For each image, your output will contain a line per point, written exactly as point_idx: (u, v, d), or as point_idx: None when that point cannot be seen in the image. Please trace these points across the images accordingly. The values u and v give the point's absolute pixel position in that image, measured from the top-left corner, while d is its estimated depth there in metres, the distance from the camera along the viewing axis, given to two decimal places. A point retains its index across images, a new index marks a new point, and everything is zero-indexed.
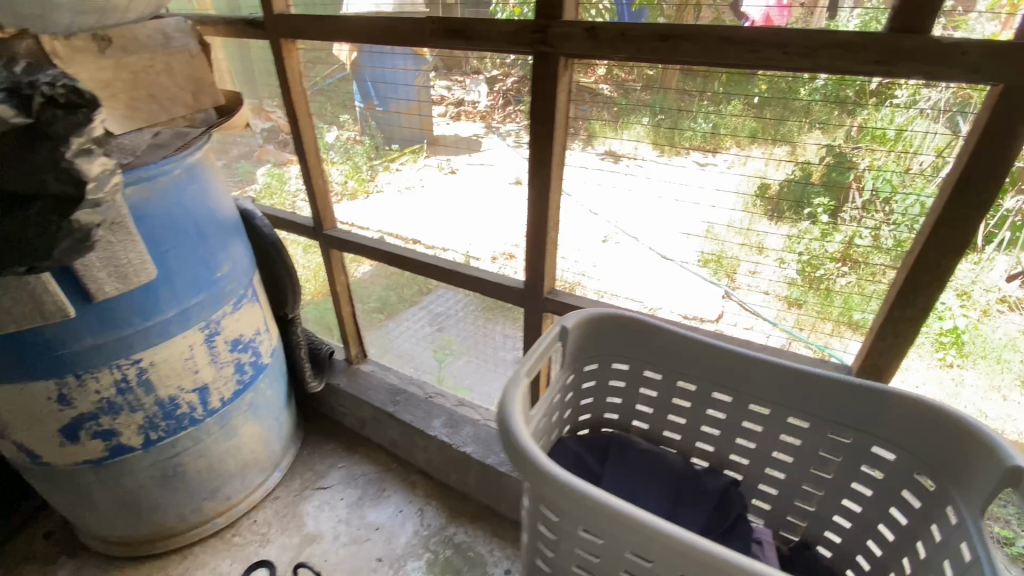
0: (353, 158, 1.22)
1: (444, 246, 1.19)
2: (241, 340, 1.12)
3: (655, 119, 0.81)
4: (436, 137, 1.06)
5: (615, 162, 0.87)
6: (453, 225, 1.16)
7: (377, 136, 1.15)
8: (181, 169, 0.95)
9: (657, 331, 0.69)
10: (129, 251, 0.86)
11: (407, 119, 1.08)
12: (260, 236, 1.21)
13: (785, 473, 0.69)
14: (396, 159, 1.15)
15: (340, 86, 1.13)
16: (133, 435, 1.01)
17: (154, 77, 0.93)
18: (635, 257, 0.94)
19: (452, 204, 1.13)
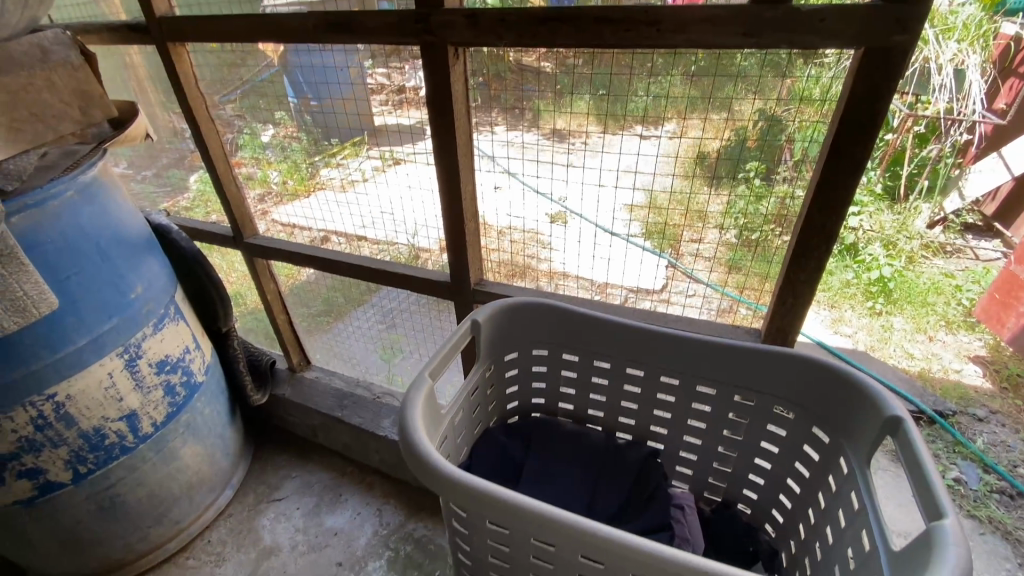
0: (290, 157, 1.18)
1: (392, 240, 1.18)
2: (169, 360, 1.07)
3: (597, 95, 0.80)
4: (378, 128, 1.02)
5: (561, 140, 0.86)
6: (395, 219, 1.15)
7: (315, 131, 1.11)
8: (74, 189, 0.89)
9: (568, 314, 0.70)
10: (22, 282, 0.79)
11: (346, 112, 1.04)
12: (177, 249, 1.16)
13: (701, 439, 0.72)
14: (337, 153, 1.11)
15: (273, 82, 1.09)
16: (60, 471, 0.96)
17: (38, 96, 0.86)
18: (584, 235, 0.94)
19: (395, 197, 1.11)
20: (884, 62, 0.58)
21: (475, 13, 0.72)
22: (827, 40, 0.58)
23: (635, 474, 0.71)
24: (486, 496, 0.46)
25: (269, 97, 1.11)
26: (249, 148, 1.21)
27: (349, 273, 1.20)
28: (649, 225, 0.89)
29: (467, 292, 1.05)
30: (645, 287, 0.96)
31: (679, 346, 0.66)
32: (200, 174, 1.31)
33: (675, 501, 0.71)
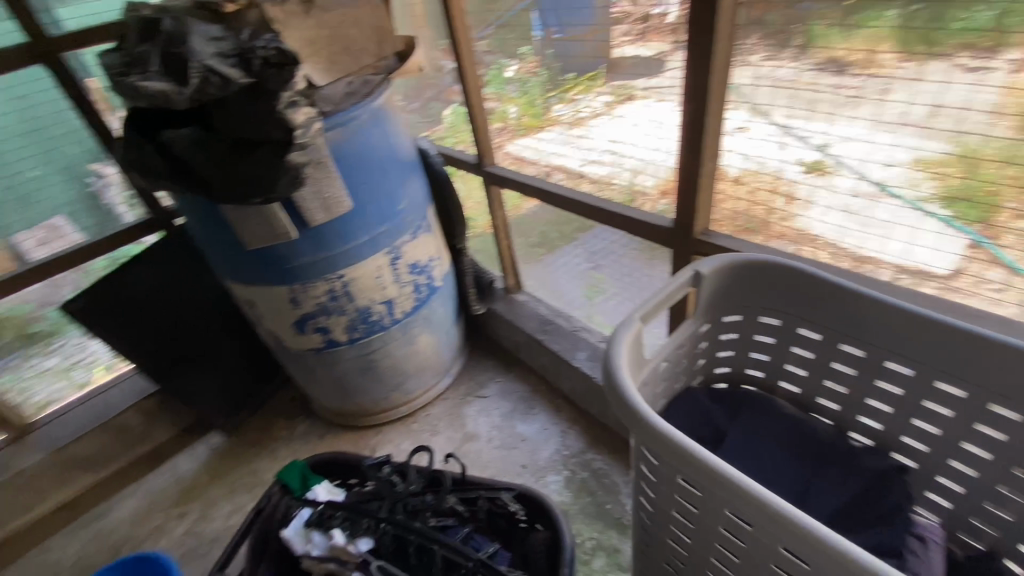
0: (528, 91, 1.24)
1: (611, 179, 1.15)
2: (419, 264, 1.28)
3: (909, 10, 0.61)
4: (615, 61, 0.98)
5: (839, 70, 0.70)
6: (618, 159, 1.11)
7: (554, 66, 1.13)
8: (367, 114, 1.09)
9: (820, 279, 0.59)
10: (330, 187, 1.04)
11: (586, 43, 1.02)
12: (433, 172, 1.36)
13: (978, 470, 0.56)
14: (571, 89, 1.12)
15: (522, 18, 1.14)
16: (341, 333, 1.25)
17: (347, 30, 1.05)
18: (842, 197, 0.78)
19: (621, 136, 1.07)
20: None
21: None
22: None
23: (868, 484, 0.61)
24: (687, 453, 0.44)
25: (519, 31, 1.16)
26: (494, 84, 1.31)
27: (568, 207, 1.24)
28: (951, 192, 0.67)
29: (689, 240, 0.98)
30: (925, 269, 0.74)
31: (975, 346, 0.51)
32: (455, 107, 1.46)
33: (914, 530, 0.58)
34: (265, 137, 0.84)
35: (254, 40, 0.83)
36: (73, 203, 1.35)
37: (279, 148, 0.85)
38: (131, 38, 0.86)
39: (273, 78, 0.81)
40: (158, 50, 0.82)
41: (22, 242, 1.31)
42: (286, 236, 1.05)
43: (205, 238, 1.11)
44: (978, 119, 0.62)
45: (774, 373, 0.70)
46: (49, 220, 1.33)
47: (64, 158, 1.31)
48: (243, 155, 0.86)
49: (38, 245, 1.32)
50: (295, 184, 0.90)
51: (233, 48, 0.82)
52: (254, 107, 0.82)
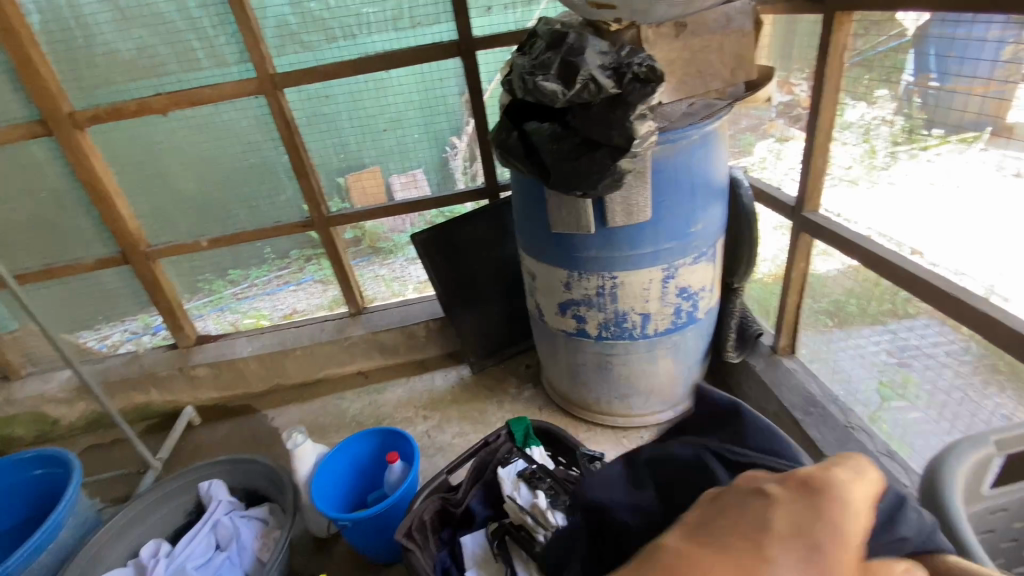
0: (873, 139, 1.16)
1: (960, 269, 1.02)
2: (688, 290, 1.27)
3: None
4: (1012, 124, 0.87)
5: None
6: (968, 241, 0.99)
7: (918, 116, 1.05)
8: (698, 135, 1.11)
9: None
10: (640, 195, 1.11)
11: (973, 96, 0.93)
12: (738, 204, 1.33)
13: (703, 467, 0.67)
14: (933, 146, 1.03)
15: (895, 54, 1.07)
16: (593, 327, 1.33)
17: (706, 55, 1.09)
18: None
19: (996, 210, 0.93)
20: None
21: None
22: None
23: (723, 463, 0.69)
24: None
25: (885, 69, 1.10)
26: (837, 127, 1.25)
27: (904, 284, 1.08)
28: None
29: None
30: None
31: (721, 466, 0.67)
32: (771, 141, 1.48)
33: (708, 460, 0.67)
34: (608, 140, 0.96)
35: (631, 56, 0.95)
36: (433, 164, 1.80)
37: (614, 153, 0.97)
38: (539, 46, 1.02)
39: (635, 91, 0.93)
40: (558, 56, 0.97)
41: (396, 182, 1.82)
42: (585, 228, 1.16)
43: (521, 209, 1.30)
44: None
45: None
46: (415, 170, 1.80)
47: (447, 126, 1.73)
48: (584, 154, 0.99)
49: (403, 187, 1.83)
50: (615, 186, 0.99)
51: (612, 63, 0.95)
52: (608, 114, 0.95)
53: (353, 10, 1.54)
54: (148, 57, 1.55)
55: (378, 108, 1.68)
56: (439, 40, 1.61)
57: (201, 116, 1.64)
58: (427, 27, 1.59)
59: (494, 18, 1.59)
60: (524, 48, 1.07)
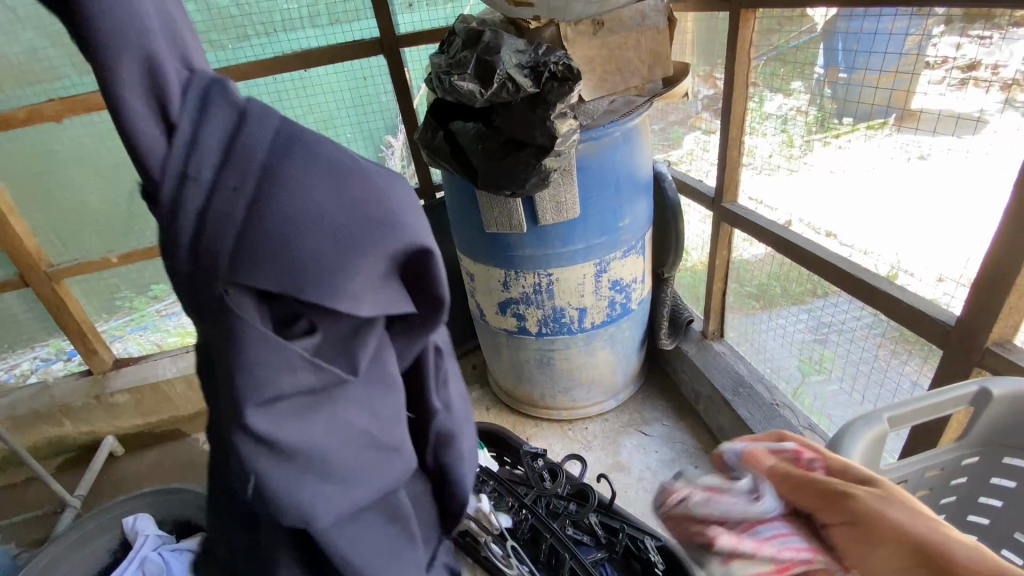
0: (789, 130, 1.23)
1: (866, 249, 1.10)
2: (621, 282, 1.30)
3: None
4: (912, 112, 0.94)
5: None
6: (873, 223, 1.07)
7: (829, 105, 1.12)
8: (621, 132, 1.14)
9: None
10: (568, 193, 1.12)
11: (879, 88, 0.99)
12: (664, 197, 1.38)
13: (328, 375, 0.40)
14: (843, 134, 1.10)
15: (802, 50, 1.14)
16: (533, 324, 1.33)
17: (624, 52, 1.11)
18: None
19: (899, 193, 1.01)
20: None
21: None
22: None
23: (382, 424, 0.44)
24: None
25: (794, 64, 1.17)
26: (753, 119, 1.32)
27: (817, 267, 1.15)
28: None
29: (974, 346, 0.86)
30: None
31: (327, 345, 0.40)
32: (697, 133, 1.54)
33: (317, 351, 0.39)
34: (531, 139, 0.96)
35: (548, 55, 0.95)
36: None
37: (539, 152, 0.96)
38: (456, 44, 1.01)
39: (554, 90, 0.93)
40: (474, 55, 0.96)
41: None
42: (516, 228, 1.16)
43: (453, 210, 1.29)
44: None
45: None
46: None
47: (381, 126, 1.69)
48: (509, 154, 0.99)
49: None
50: (542, 185, 0.99)
51: (530, 61, 0.95)
52: (530, 113, 0.94)
53: (269, 6, 1.47)
54: (36, 57, 1.41)
55: (302, 108, 1.61)
56: (362, 37, 1.56)
57: (104, 120, 1.51)
58: (349, 24, 1.53)
59: (418, 15, 1.56)
60: (442, 46, 1.05)
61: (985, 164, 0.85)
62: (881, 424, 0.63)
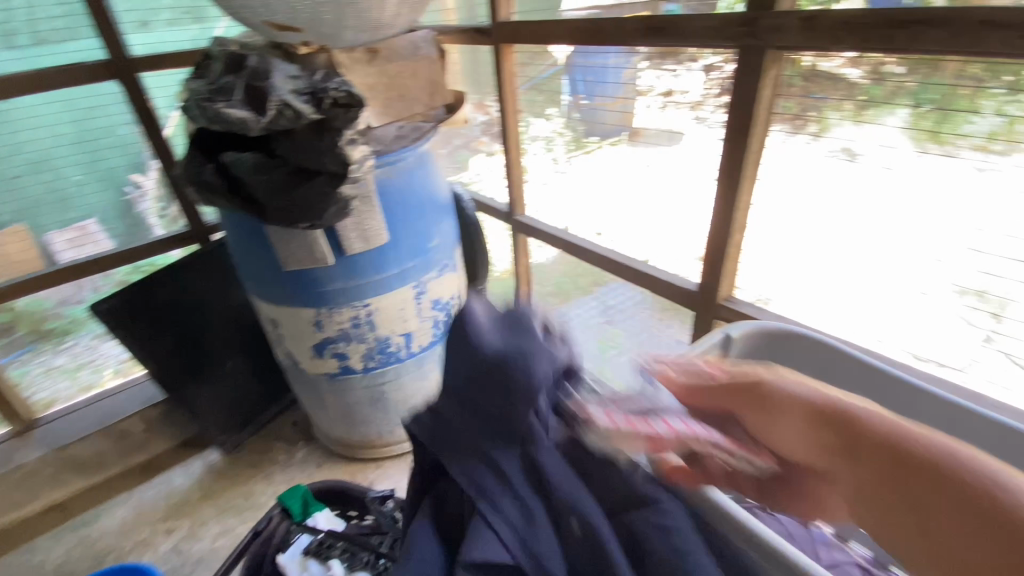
0: (554, 150, 1.42)
1: (627, 242, 1.32)
2: (440, 301, 1.31)
3: (917, 112, 0.75)
4: (638, 130, 1.18)
5: (850, 161, 0.84)
6: (630, 220, 1.30)
7: (579, 127, 1.32)
8: (415, 156, 1.15)
9: (853, 366, 0.67)
10: (371, 220, 1.09)
11: (613, 111, 1.21)
12: (465, 216, 1.45)
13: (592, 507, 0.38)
14: (593, 149, 1.31)
15: (551, 82, 1.32)
16: (357, 360, 1.27)
17: (403, 80, 1.13)
18: (852, 274, 0.91)
19: (640, 193, 1.24)
20: None
21: (814, 16, 0.74)
22: None
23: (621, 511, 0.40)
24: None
25: (547, 91, 1.35)
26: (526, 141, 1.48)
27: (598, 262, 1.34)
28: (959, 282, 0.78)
29: (713, 305, 1.09)
30: (944, 360, 0.84)
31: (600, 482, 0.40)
32: (481, 156, 1.66)
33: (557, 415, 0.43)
34: (321, 167, 0.89)
35: (326, 81, 0.91)
36: (109, 211, 1.43)
37: (334, 180, 0.91)
38: (217, 69, 0.92)
39: (338, 117, 0.88)
40: (241, 81, 0.89)
41: (55, 241, 1.39)
42: (322, 261, 1.09)
43: (244, 253, 1.16)
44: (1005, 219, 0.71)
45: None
46: (84, 222, 1.41)
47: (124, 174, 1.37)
48: (299, 185, 0.91)
49: (70, 246, 1.41)
50: (343, 214, 0.96)
51: (306, 87, 0.90)
52: (316, 140, 0.88)
53: None
54: None
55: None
56: (81, 60, 1.29)
57: None
58: (59, 44, 1.25)
59: (157, 36, 1.35)
60: (200, 72, 0.95)
61: (690, 166, 1.10)
62: None
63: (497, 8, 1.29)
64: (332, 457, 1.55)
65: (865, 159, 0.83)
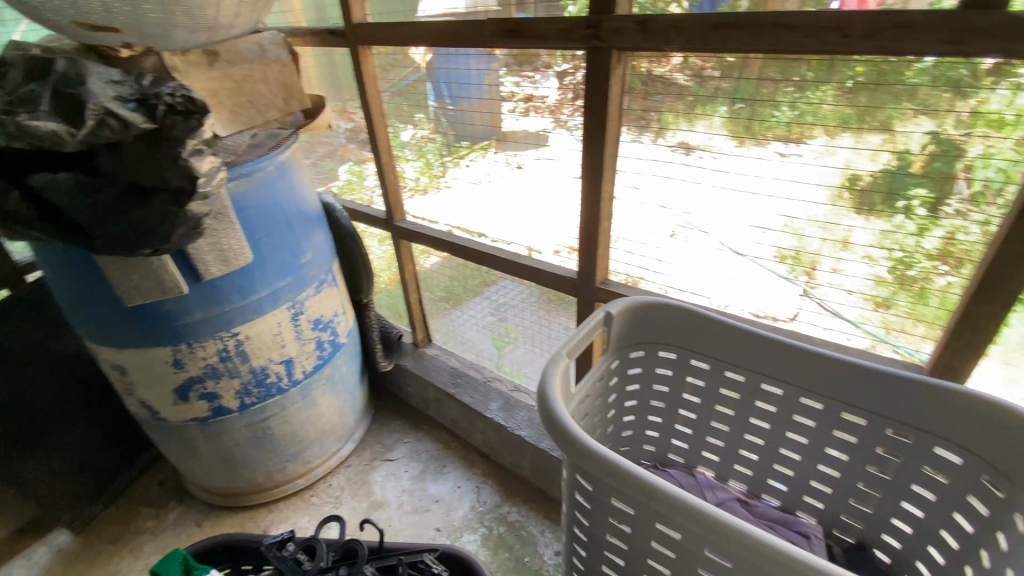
0: (425, 155, 1.41)
1: (509, 240, 1.36)
2: (321, 320, 1.23)
3: (734, 108, 0.87)
4: (506, 134, 1.21)
5: (687, 154, 0.95)
6: (509, 219, 1.33)
7: (448, 133, 1.32)
8: (273, 165, 1.07)
9: (711, 326, 0.77)
10: (230, 239, 0.98)
11: (478, 116, 1.23)
12: (340, 226, 1.37)
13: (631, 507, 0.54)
14: (465, 156, 1.32)
15: (415, 86, 1.31)
16: (231, 398, 1.14)
17: (252, 85, 1.03)
18: (704, 252, 1.02)
19: (515, 192, 1.28)
20: None
21: (647, 20, 0.83)
22: None
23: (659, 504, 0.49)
24: (759, 544, 0.44)
25: (413, 96, 1.33)
26: (396, 146, 1.45)
27: (482, 260, 1.36)
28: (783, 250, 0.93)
29: (593, 289, 1.16)
30: (777, 315, 0.99)
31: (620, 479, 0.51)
32: (350, 164, 1.59)
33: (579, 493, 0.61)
34: (162, 183, 0.79)
35: (158, 86, 0.79)
36: None
37: (178, 197, 0.81)
38: (13, 77, 0.77)
39: (177, 125, 0.77)
40: (48, 88, 0.75)
41: None
42: (174, 290, 0.96)
43: (74, 291, 0.99)
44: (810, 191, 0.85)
45: (671, 420, 0.88)
46: None
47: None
48: (135, 204, 0.79)
49: None
50: (193, 235, 0.85)
51: (134, 92, 0.77)
52: (152, 153, 0.77)
53: None
54: None
55: None
56: None
57: None
58: None
59: None
60: None
61: (557, 164, 1.16)
62: (562, 361, 0.66)
63: (351, 11, 1.24)
64: (215, 511, 1.38)
65: (697, 153, 0.94)
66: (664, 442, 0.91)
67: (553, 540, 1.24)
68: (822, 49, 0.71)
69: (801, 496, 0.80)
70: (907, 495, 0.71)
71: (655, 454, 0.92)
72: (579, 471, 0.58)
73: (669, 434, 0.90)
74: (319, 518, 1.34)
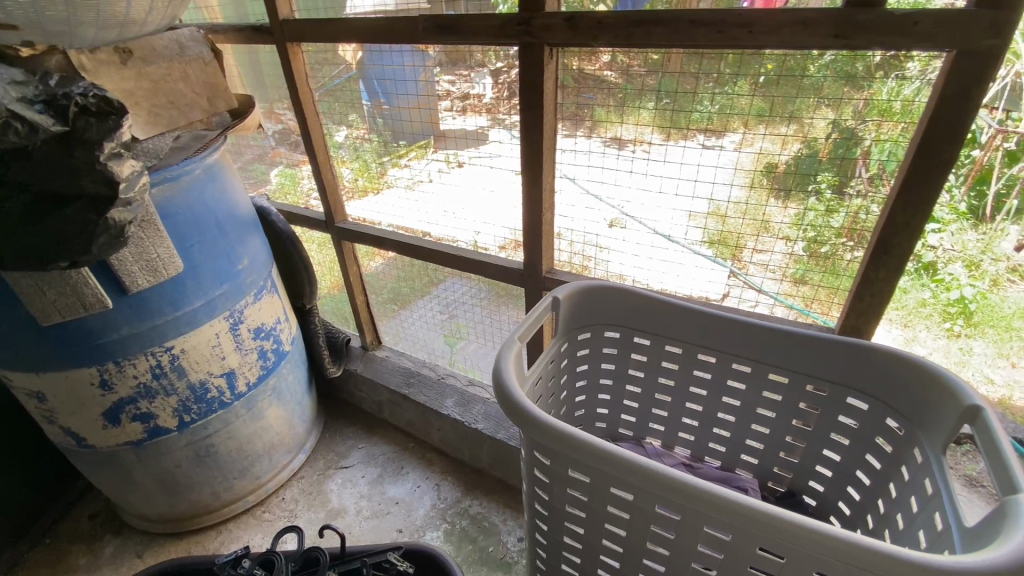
0: (362, 155, 1.39)
1: (453, 237, 1.36)
2: (263, 328, 1.19)
3: (660, 103, 0.92)
4: (443, 132, 1.21)
5: (621, 147, 1.00)
6: (452, 216, 1.34)
7: (385, 133, 1.31)
8: (200, 168, 1.02)
9: (650, 305, 0.82)
10: (157, 247, 0.93)
11: (413, 115, 1.23)
12: (276, 231, 1.32)
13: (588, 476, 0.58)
14: (404, 154, 1.31)
15: (347, 85, 1.29)
16: (168, 417, 1.08)
17: (172, 85, 0.98)
18: (640, 239, 1.08)
19: (457, 190, 1.29)
20: (976, 65, 0.66)
21: (575, 17, 0.87)
22: (923, 42, 0.67)
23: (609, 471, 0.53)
24: (704, 492, 0.49)
25: (347, 95, 1.30)
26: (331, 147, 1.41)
27: (427, 257, 1.35)
28: (712, 234, 1.00)
29: (539, 278, 1.19)
30: (708, 295, 1.06)
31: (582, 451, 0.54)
32: (282, 167, 1.54)
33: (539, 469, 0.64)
34: (78, 191, 0.74)
35: (68, 85, 0.73)
36: None
37: (96, 204, 0.76)
38: None
39: (91, 127, 0.72)
40: None
41: None
42: (97, 305, 0.90)
43: None
44: (732, 177, 0.92)
45: (619, 396, 0.93)
46: None
47: None
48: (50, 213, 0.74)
49: None
50: (116, 244, 0.80)
51: (42, 93, 0.71)
52: (63, 158, 0.71)
53: None
54: None
55: None
56: None
57: None
58: None
59: None
60: None
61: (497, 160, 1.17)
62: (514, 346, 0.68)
63: (277, 7, 1.20)
64: (156, 540, 1.29)
65: (629, 147, 0.99)
66: (614, 417, 0.95)
67: (516, 527, 1.27)
68: (735, 43, 0.77)
69: (739, 455, 0.87)
70: (827, 444, 0.79)
71: (606, 430, 0.97)
72: (537, 446, 0.60)
73: (619, 410, 0.94)
74: (274, 533, 1.29)
